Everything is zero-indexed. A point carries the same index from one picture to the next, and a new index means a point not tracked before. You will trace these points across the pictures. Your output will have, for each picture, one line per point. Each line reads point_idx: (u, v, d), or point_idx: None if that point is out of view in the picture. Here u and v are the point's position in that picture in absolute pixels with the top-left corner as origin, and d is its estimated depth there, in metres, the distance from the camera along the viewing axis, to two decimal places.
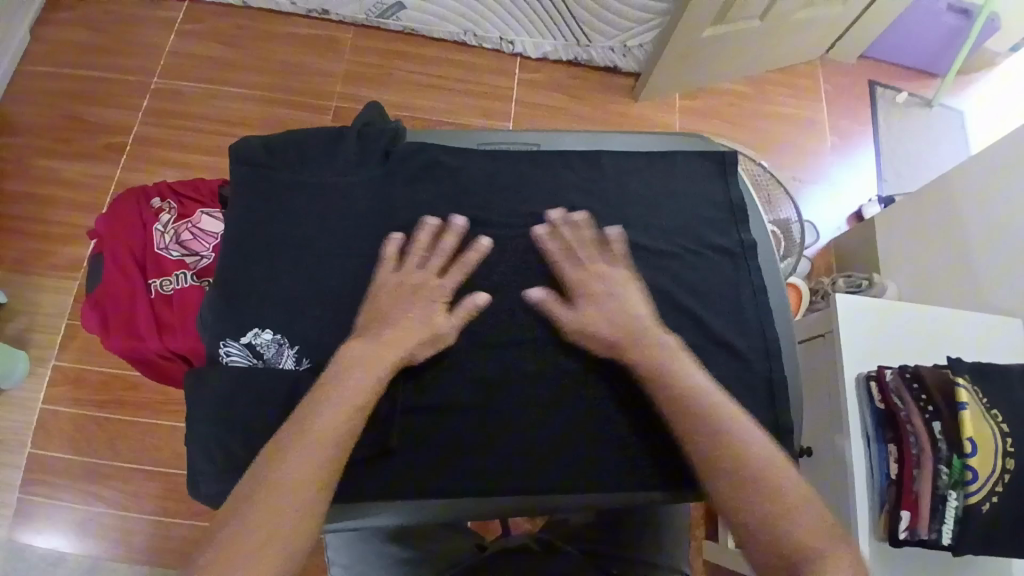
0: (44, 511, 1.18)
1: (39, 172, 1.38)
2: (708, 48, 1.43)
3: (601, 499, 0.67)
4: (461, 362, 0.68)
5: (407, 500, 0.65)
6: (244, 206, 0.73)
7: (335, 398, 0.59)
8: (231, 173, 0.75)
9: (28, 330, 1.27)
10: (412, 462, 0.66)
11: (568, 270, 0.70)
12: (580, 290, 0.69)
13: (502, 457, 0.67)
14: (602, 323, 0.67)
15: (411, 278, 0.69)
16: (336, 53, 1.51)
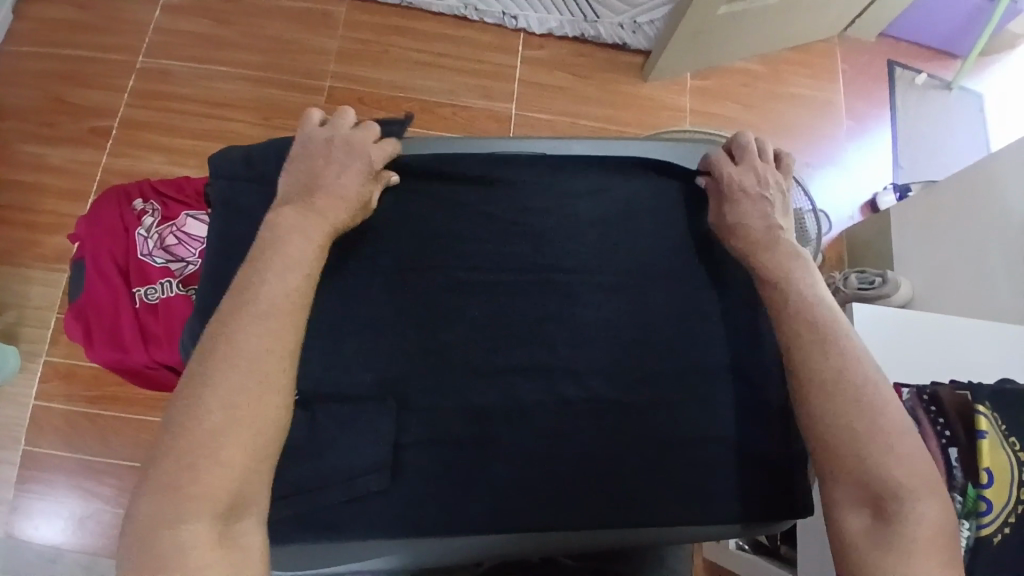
0: (41, 508, 1.18)
1: (21, 157, 1.32)
2: (723, 26, 1.35)
3: (608, 536, 0.60)
4: (453, 389, 0.62)
5: (389, 540, 0.58)
6: (224, 226, 0.68)
7: (271, 283, 0.55)
8: (211, 188, 0.70)
9: (16, 323, 1.24)
10: (392, 502, 0.59)
11: (726, 166, 0.69)
12: (735, 184, 0.68)
13: (494, 491, 0.59)
14: (742, 215, 0.67)
15: (315, 142, 0.65)
16: (329, 28, 1.43)
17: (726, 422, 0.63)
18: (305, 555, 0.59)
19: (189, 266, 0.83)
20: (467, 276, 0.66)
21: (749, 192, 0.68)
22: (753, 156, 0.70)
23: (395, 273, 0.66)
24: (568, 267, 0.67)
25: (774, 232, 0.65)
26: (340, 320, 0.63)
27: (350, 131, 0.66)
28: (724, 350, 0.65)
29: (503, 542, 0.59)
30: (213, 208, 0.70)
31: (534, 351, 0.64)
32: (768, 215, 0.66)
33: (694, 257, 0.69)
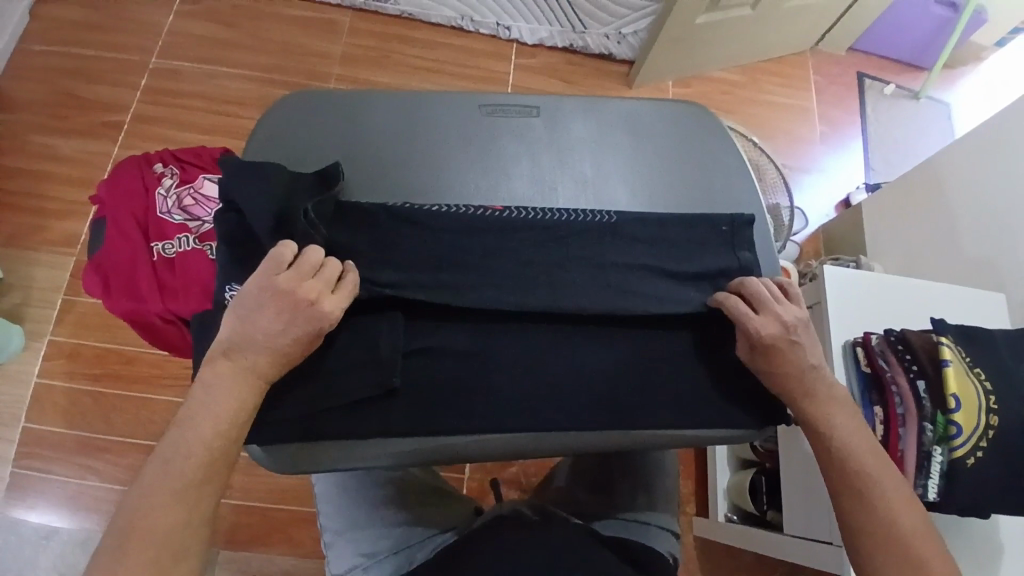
0: (36, 487, 1.18)
1: (33, 148, 1.38)
2: (702, 35, 1.46)
3: (595, 439, 0.66)
4: (471, 315, 0.66)
5: (388, 441, 0.64)
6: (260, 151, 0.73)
7: (210, 396, 0.56)
8: (251, 138, 0.75)
9: (23, 305, 1.27)
10: (395, 406, 0.63)
11: (759, 323, 0.64)
12: (774, 340, 0.64)
13: (490, 395, 0.64)
14: (784, 369, 0.64)
15: (258, 305, 0.58)
16: (335, 34, 1.52)
17: (703, 337, 0.69)
18: (302, 456, 0.63)
19: (205, 224, 0.88)
20: (489, 214, 0.70)
21: (782, 338, 0.64)
22: (772, 300, 0.66)
23: (421, 210, 0.69)
24: (579, 210, 0.72)
25: (810, 374, 0.65)
26: (352, 236, 0.67)
27: (302, 282, 0.59)
28: (701, 272, 0.71)
29: (498, 442, 0.65)
30: (253, 134, 0.75)
31: (551, 282, 0.68)
32: (805, 361, 0.64)
33: (673, 199, 0.76)
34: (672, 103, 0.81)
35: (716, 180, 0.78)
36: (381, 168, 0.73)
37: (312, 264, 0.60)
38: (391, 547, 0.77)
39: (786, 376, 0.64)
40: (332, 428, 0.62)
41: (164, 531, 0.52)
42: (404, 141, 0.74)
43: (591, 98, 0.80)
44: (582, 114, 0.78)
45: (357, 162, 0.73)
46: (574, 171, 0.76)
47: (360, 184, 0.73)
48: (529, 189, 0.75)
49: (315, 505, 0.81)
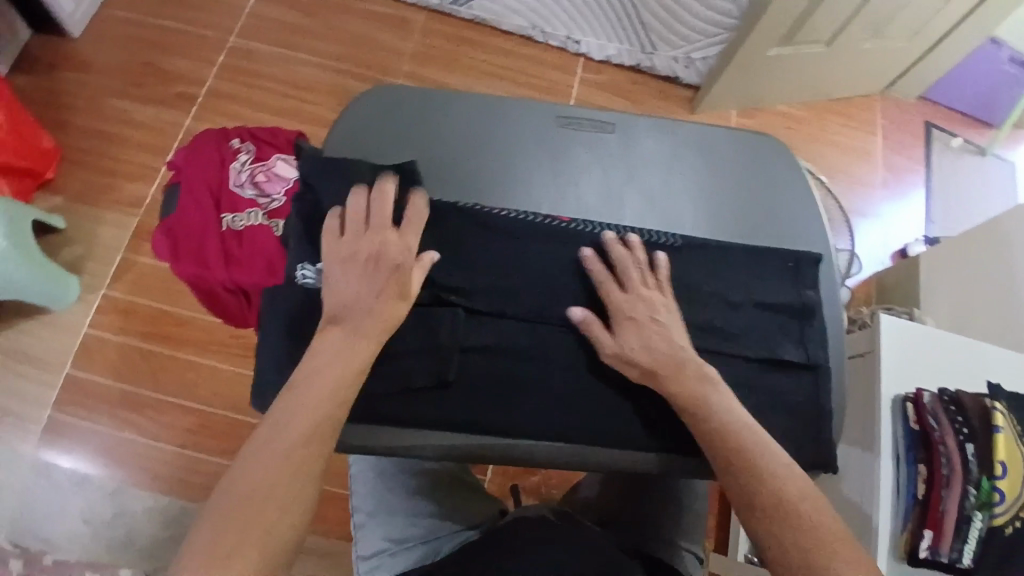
0: (73, 433, 1.23)
1: (109, 111, 1.43)
2: (772, 68, 1.44)
3: (645, 459, 0.67)
4: (532, 320, 0.67)
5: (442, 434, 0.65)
6: (341, 142, 0.75)
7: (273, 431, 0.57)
8: (334, 124, 0.77)
9: (82, 258, 1.32)
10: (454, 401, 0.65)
11: (612, 296, 0.66)
12: (628, 312, 0.65)
13: (545, 402, 0.65)
14: (638, 343, 0.64)
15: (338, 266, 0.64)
16: (407, 32, 1.55)
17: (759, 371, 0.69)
18: (359, 436, 0.65)
19: (275, 201, 0.91)
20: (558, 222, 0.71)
21: (641, 315, 0.65)
22: (631, 277, 0.67)
23: (493, 213, 0.71)
24: (645, 229, 0.73)
25: (678, 354, 0.64)
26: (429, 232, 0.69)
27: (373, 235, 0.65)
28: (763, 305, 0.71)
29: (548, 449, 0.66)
30: (336, 125, 0.77)
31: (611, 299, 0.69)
32: (664, 338, 0.64)
33: (740, 227, 0.76)
34: (743, 133, 0.81)
35: (786, 213, 0.77)
36: (455, 165, 0.74)
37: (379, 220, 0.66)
38: (420, 536, 0.79)
39: (653, 355, 0.64)
40: (389, 411, 0.65)
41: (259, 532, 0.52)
42: (479, 142, 0.76)
43: (664, 119, 0.80)
44: (657, 133, 0.79)
45: (433, 158, 0.75)
46: (643, 190, 0.76)
47: (435, 180, 0.74)
48: (600, 202, 0.75)
49: (349, 485, 0.82)
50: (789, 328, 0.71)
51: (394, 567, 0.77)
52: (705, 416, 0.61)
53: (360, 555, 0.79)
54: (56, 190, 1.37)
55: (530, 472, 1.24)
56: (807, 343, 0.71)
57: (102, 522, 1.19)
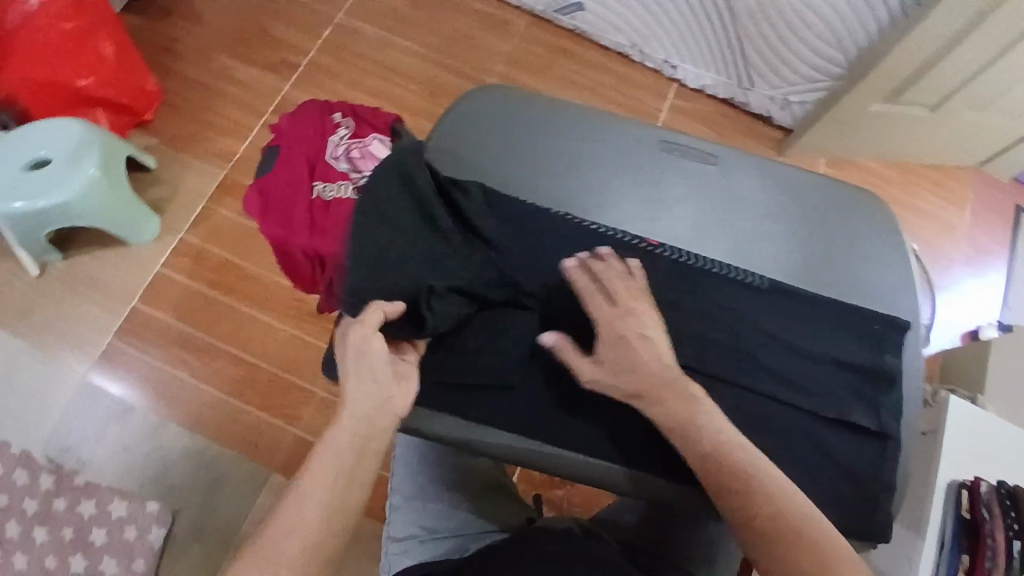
0: (129, 363, 1.28)
1: (214, 65, 1.49)
2: (871, 124, 1.41)
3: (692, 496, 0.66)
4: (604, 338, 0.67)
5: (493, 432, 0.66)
6: (445, 131, 0.76)
7: (306, 502, 0.55)
8: (442, 114, 0.78)
9: (166, 199, 1.37)
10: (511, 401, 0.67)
11: (597, 312, 0.63)
12: (613, 332, 0.62)
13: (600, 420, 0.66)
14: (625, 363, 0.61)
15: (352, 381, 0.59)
16: (506, 34, 1.57)
17: (826, 431, 0.66)
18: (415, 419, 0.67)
19: (366, 178, 0.95)
20: (645, 245, 0.70)
21: (628, 328, 0.62)
22: (619, 290, 0.64)
23: (580, 226, 0.70)
24: (732, 267, 0.71)
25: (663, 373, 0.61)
26: (516, 233, 0.70)
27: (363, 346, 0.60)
28: (840, 363, 0.68)
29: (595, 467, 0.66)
30: (442, 116, 0.78)
31: (685, 328, 0.67)
32: (649, 356, 0.61)
33: (830, 282, 0.73)
34: (847, 185, 0.78)
35: (880, 278, 0.74)
36: (553, 173, 0.75)
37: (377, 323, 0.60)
38: (451, 530, 0.79)
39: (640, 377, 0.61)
40: (444, 401, 0.67)
41: (331, 524, 0.55)
42: (579, 154, 0.76)
43: (767, 159, 0.78)
44: (761, 174, 0.76)
45: (532, 162, 0.75)
46: (736, 226, 0.74)
47: (530, 184, 0.74)
48: (690, 232, 0.74)
49: (391, 465, 0.83)
50: (862, 393, 0.67)
51: (422, 555, 0.77)
52: (698, 440, 0.58)
53: (392, 535, 0.79)
54: (152, 132, 1.43)
55: (555, 484, 1.23)
56: (882, 412, 0.67)
57: (140, 453, 1.24)
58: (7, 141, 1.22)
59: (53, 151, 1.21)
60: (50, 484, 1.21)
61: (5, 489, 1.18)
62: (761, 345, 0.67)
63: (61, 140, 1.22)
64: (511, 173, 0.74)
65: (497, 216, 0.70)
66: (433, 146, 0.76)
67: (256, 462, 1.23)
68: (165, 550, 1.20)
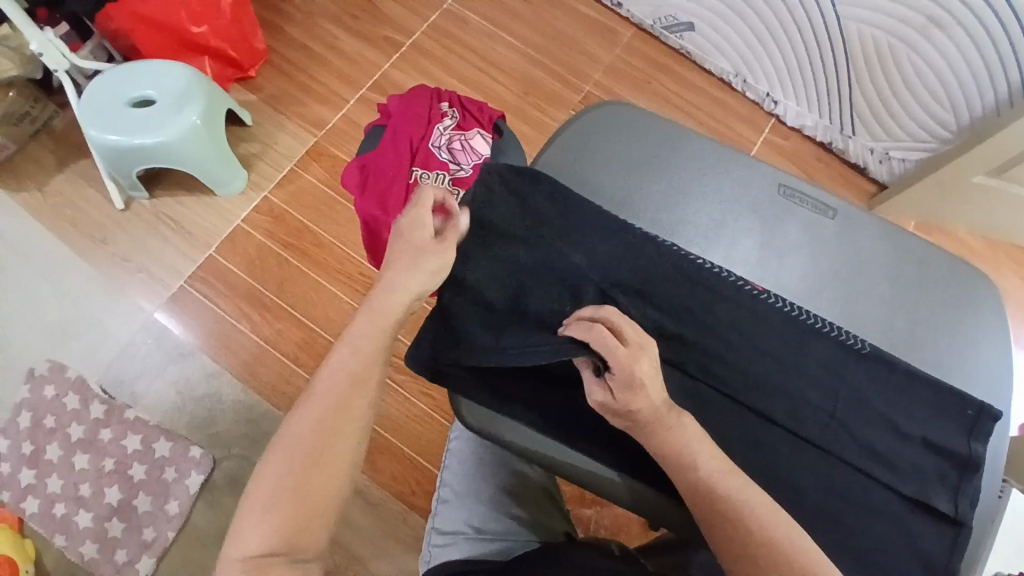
0: (194, 308, 1.31)
1: (322, 32, 1.52)
2: (971, 194, 1.35)
3: None
4: (692, 375, 0.66)
5: (558, 444, 0.66)
6: (567, 142, 0.76)
7: (280, 468, 0.57)
8: (564, 123, 0.78)
9: (257, 155, 1.41)
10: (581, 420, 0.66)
11: (612, 356, 0.56)
12: (632, 378, 0.55)
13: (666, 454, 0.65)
14: (634, 400, 0.56)
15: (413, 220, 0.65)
16: (610, 43, 1.57)
17: (895, 507, 0.63)
18: (488, 417, 0.67)
19: (463, 172, 0.97)
20: (753, 289, 0.69)
21: (647, 371, 0.56)
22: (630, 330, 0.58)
23: (692, 262, 0.70)
24: (834, 326, 0.70)
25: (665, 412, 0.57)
26: (619, 251, 0.69)
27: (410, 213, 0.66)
28: (921, 436, 0.65)
29: (652, 499, 0.65)
30: (566, 124, 0.78)
31: (779, 380, 0.66)
32: (658, 398, 0.57)
33: (923, 361, 0.71)
34: (963, 264, 0.75)
35: (982, 368, 0.71)
36: (665, 202, 0.75)
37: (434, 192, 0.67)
38: (497, 533, 0.78)
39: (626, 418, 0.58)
40: (526, 415, 0.66)
41: (303, 494, 0.57)
42: (699, 188, 0.75)
43: (894, 225, 0.76)
44: (876, 237, 0.74)
45: (646, 186, 0.75)
46: (848, 287, 0.73)
47: (639, 209, 0.74)
48: (791, 283, 0.73)
49: (444, 460, 0.84)
50: (937, 473, 0.64)
51: (466, 551, 0.76)
52: (683, 467, 0.57)
53: (437, 527, 0.78)
54: (252, 88, 1.47)
55: (585, 503, 1.21)
56: (960, 497, 0.63)
57: (192, 397, 1.28)
58: (117, 74, 1.26)
59: (159, 92, 1.25)
60: (99, 414, 1.27)
61: (58, 412, 1.26)
62: (844, 407, 0.65)
63: (169, 83, 1.25)
64: (629, 195, 0.75)
65: (600, 231, 0.69)
66: (550, 154, 0.76)
67: None
68: (201, 495, 1.24)
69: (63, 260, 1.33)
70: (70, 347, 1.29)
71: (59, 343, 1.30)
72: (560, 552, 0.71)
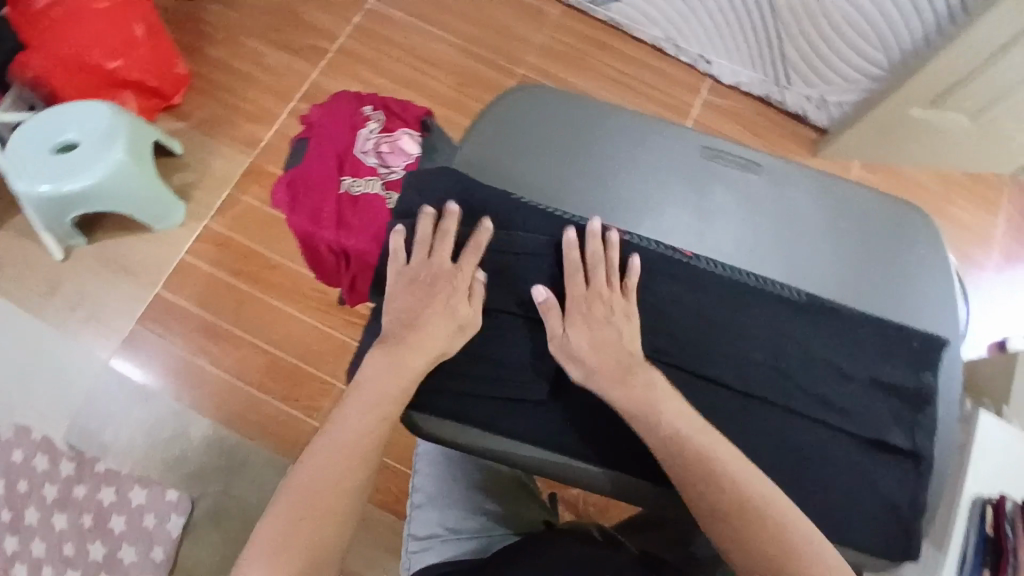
0: (150, 350, 1.28)
1: (245, 49, 1.48)
2: (909, 129, 1.36)
3: None
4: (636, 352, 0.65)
5: (513, 442, 0.65)
6: (483, 134, 0.75)
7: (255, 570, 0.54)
8: (477, 117, 0.77)
9: (192, 185, 1.38)
10: (530, 415, 0.65)
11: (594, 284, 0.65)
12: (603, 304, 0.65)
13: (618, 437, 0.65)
14: (587, 324, 0.64)
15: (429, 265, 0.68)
16: (539, 23, 1.55)
17: (853, 452, 0.63)
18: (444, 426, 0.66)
19: (395, 174, 0.95)
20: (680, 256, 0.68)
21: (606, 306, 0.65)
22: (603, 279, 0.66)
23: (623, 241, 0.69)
24: (772, 281, 0.69)
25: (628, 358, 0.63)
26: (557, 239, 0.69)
27: (412, 257, 0.69)
28: (869, 376, 0.65)
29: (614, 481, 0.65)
30: (481, 116, 0.77)
31: (721, 344, 0.65)
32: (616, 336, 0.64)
33: (865, 303, 0.71)
34: (895, 200, 0.75)
35: (924, 301, 0.71)
36: (589, 182, 0.74)
37: (477, 247, 0.67)
38: (473, 531, 0.77)
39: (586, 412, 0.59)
40: (476, 416, 0.65)
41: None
42: (617, 161, 0.74)
43: (819, 171, 0.76)
44: (802, 187, 0.74)
45: (568, 168, 0.74)
46: (781, 240, 0.72)
47: (565, 193, 0.73)
48: (724, 247, 0.72)
49: (414, 465, 0.83)
50: (891, 411, 0.65)
51: (444, 554, 0.74)
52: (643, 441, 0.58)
53: (412, 534, 0.77)
54: (179, 116, 1.43)
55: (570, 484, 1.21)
56: (916, 432, 0.64)
57: (160, 439, 1.25)
58: (34, 122, 1.21)
59: (81, 135, 1.20)
60: (70, 471, 1.23)
61: (28, 475, 1.22)
62: (789, 362, 0.65)
63: (90, 124, 1.21)
64: (553, 179, 0.73)
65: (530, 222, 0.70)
66: (466, 149, 0.75)
67: (277, 451, 1.24)
68: (185, 536, 1.22)
69: (7, 320, 1.29)
70: (28, 408, 1.26)
71: (16, 405, 1.26)
72: (538, 544, 0.70)
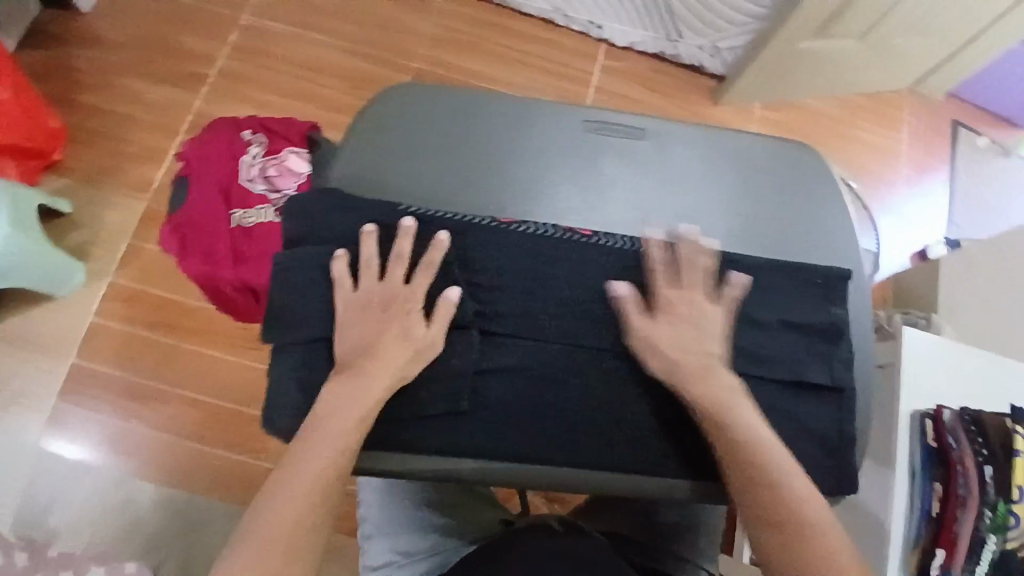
0: (76, 423, 1.21)
1: (118, 89, 1.39)
2: (800, 62, 1.37)
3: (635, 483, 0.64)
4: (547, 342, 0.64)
5: (440, 457, 0.63)
6: (357, 147, 0.72)
7: None
8: (349, 129, 0.74)
9: (88, 243, 1.30)
10: (452, 425, 0.63)
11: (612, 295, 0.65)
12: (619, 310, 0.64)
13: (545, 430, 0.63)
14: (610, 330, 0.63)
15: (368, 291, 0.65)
16: (424, 14, 1.50)
17: (775, 397, 0.64)
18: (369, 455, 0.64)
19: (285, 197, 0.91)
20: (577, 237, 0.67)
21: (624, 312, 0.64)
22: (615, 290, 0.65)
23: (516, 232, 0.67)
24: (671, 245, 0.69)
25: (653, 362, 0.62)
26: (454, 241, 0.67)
27: (362, 281, 0.65)
28: (779, 321, 0.66)
29: (550, 474, 0.64)
30: (352, 127, 0.74)
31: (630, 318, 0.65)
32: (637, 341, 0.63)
33: (766, 248, 0.71)
34: (781, 141, 0.76)
35: (823, 236, 0.72)
36: (475, 177, 0.71)
37: (431, 265, 0.65)
38: (427, 551, 0.76)
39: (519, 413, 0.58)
40: (399, 438, 0.63)
41: None
42: (501, 151, 0.72)
43: (703, 125, 0.75)
44: (688, 145, 0.74)
45: (452, 166, 0.71)
46: (676, 202, 0.72)
47: (453, 193, 0.71)
48: (621, 218, 0.71)
49: (358, 496, 0.81)
50: (806, 350, 0.65)
51: None
52: None
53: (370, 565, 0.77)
54: (61, 173, 1.34)
55: None
56: (833, 364, 0.65)
57: (104, 514, 1.19)
58: None
59: None
60: None
61: None
62: (698, 322, 0.65)
63: None
64: (438, 180, 0.71)
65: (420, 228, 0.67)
66: (341, 165, 0.72)
67: (231, 501, 1.20)
68: None
69: None
70: None
71: None
72: (498, 547, 0.69)
